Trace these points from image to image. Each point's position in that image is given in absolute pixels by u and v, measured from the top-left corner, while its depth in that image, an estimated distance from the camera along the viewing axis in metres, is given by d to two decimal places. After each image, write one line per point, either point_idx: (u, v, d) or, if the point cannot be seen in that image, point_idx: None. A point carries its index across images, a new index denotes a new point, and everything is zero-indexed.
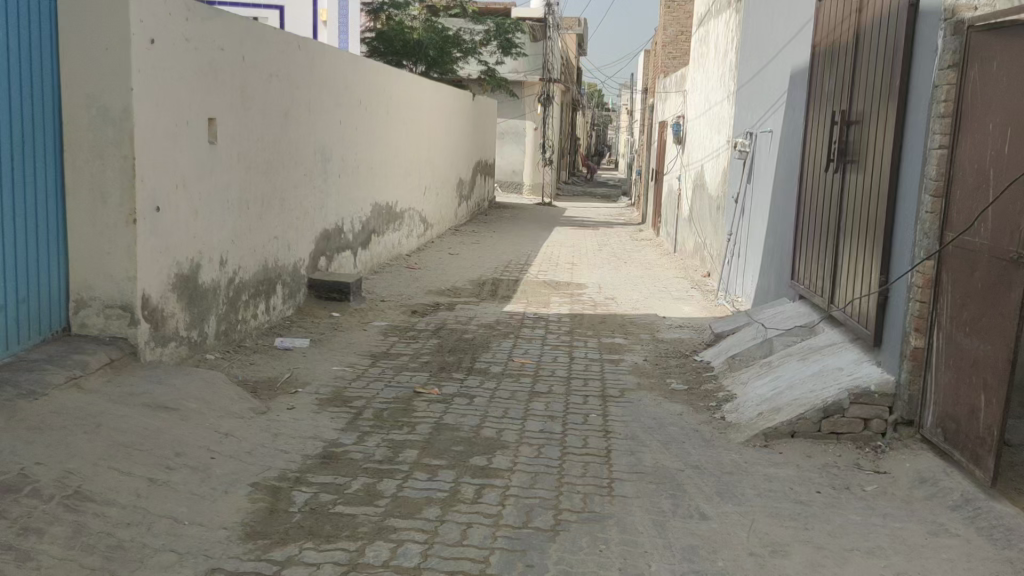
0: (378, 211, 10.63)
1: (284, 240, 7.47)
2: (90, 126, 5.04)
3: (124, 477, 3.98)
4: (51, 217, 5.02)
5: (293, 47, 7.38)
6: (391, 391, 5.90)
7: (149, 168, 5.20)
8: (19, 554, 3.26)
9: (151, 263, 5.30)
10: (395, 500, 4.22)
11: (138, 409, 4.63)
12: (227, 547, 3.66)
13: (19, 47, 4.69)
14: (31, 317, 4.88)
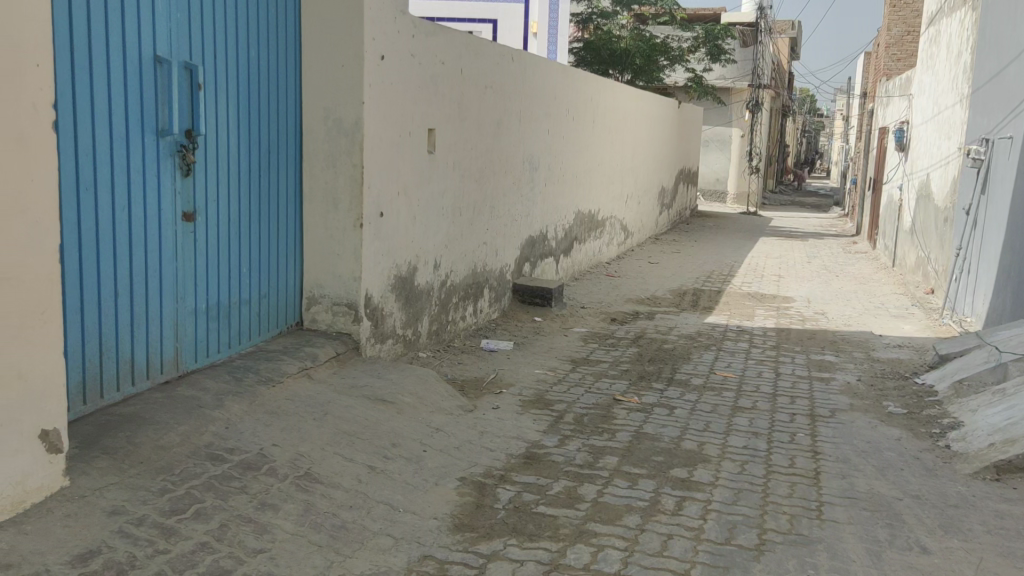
0: (581, 219, 10.78)
1: (492, 245, 7.75)
2: (327, 137, 5.49)
3: (348, 463, 4.30)
4: (291, 221, 5.52)
5: (507, 59, 7.65)
6: (592, 397, 5.96)
7: (376, 176, 5.58)
8: (257, 527, 3.60)
9: (375, 265, 5.68)
10: (595, 505, 4.27)
11: (360, 400, 4.98)
12: (437, 537, 3.86)
13: (270, 65, 5.19)
14: (272, 311, 5.39)
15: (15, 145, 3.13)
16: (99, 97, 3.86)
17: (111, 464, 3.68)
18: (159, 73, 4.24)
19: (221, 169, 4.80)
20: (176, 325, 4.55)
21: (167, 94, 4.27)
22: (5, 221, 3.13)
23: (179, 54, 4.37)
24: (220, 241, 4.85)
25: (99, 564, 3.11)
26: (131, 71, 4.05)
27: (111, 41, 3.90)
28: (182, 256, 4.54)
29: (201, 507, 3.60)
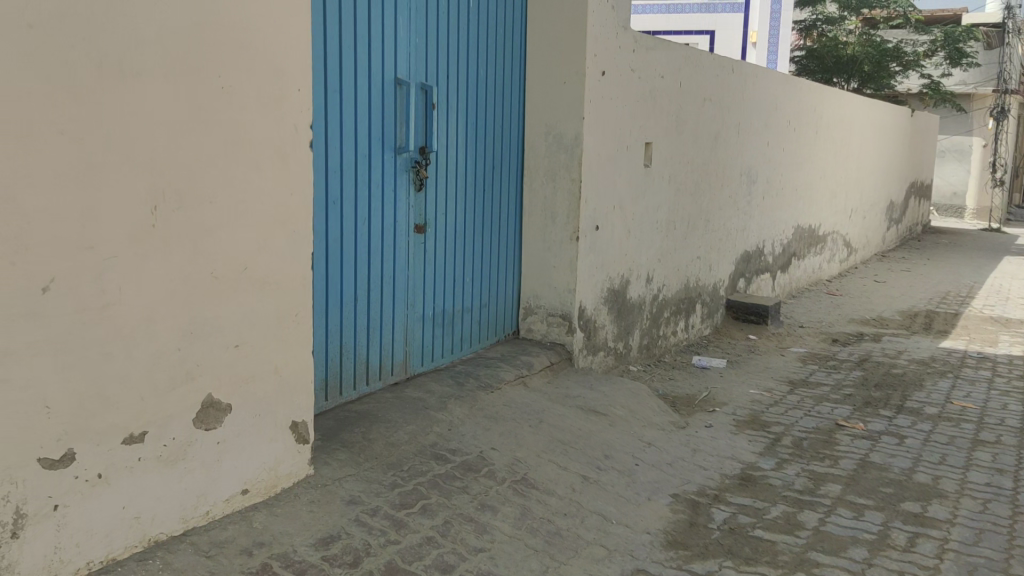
0: (801, 234, 10.34)
1: (706, 260, 7.62)
2: (547, 152, 5.65)
3: (562, 471, 4.37)
4: (510, 233, 5.72)
5: (727, 70, 7.52)
6: (812, 421, 5.69)
7: (593, 190, 5.66)
8: (477, 526, 3.75)
9: (590, 277, 5.77)
10: (817, 534, 4.07)
11: (573, 411, 5.06)
12: (651, 552, 3.83)
13: (496, 84, 5.42)
14: (491, 320, 5.61)
15: (281, 164, 3.48)
16: (348, 118, 4.19)
17: (349, 457, 3.99)
18: (398, 94, 4.55)
19: (450, 184, 5.07)
20: (406, 330, 4.85)
21: (405, 114, 4.58)
22: (271, 233, 3.48)
23: (417, 76, 4.67)
24: (447, 252, 5.12)
25: (338, 548, 3.36)
26: (376, 94, 4.37)
27: (360, 66, 4.24)
28: (413, 265, 4.83)
29: (427, 503, 3.80)
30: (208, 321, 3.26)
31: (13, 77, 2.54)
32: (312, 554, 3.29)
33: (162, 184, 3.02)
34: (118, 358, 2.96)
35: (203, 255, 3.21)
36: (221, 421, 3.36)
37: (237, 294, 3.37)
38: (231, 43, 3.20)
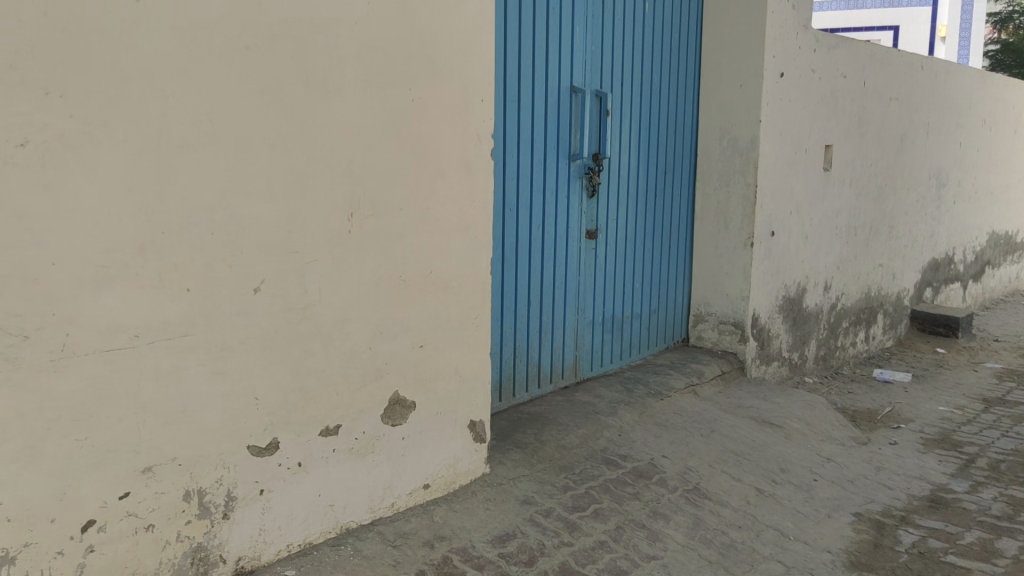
0: (996, 241, 9.60)
1: (890, 267, 7.23)
2: (721, 156, 5.55)
3: (736, 483, 4.27)
4: (681, 239, 5.67)
5: (916, 67, 7.11)
6: (1011, 442, 5.28)
7: (769, 194, 5.50)
8: (650, 533, 3.71)
9: (764, 285, 5.61)
10: (1021, 564, 3.76)
11: (747, 421, 4.93)
12: (832, 571, 3.66)
13: (670, 89, 5.38)
14: (659, 326, 5.58)
15: (464, 171, 3.61)
16: (525, 126, 4.28)
17: (522, 458, 4.08)
18: (574, 102, 4.60)
19: (622, 190, 5.08)
20: (576, 335, 4.89)
21: (580, 120, 4.63)
22: (455, 238, 3.62)
23: (592, 83, 4.71)
24: (617, 258, 5.12)
25: (515, 546, 3.44)
26: (552, 102, 4.45)
27: (537, 75, 4.32)
28: (585, 271, 4.87)
29: (599, 508, 3.81)
30: (396, 322, 3.43)
31: (232, 95, 2.78)
32: (490, 550, 3.38)
33: (357, 192, 3.21)
34: (316, 354, 3.16)
35: (393, 259, 3.38)
36: (406, 418, 3.52)
37: (423, 296, 3.52)
38: (421, 57, 3.35)
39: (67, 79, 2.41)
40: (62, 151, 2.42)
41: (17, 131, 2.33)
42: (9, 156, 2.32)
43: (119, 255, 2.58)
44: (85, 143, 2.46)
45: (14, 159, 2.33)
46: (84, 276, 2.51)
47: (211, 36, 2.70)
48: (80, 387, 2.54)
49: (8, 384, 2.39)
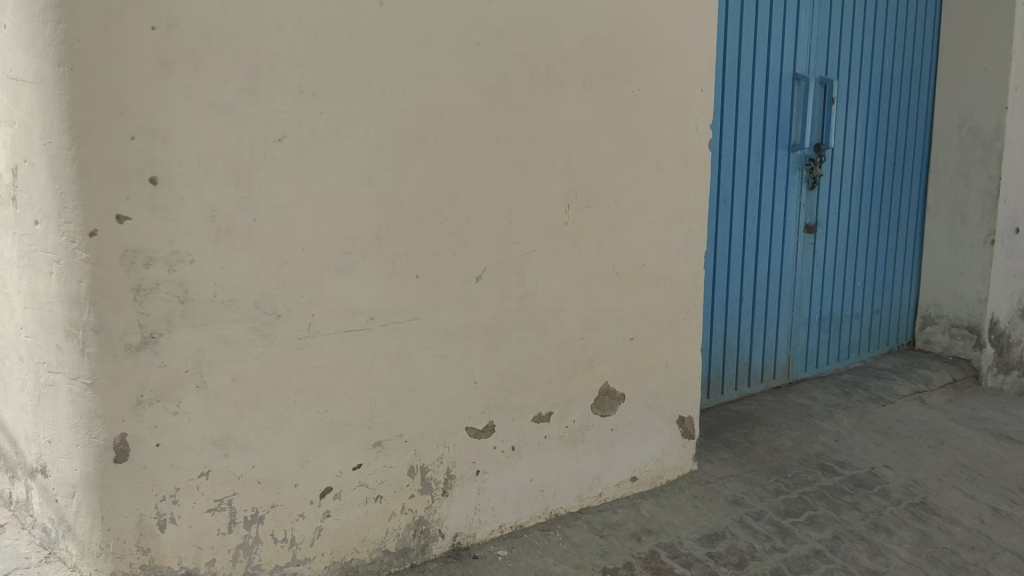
0: None
1: None
2: (960, 146, 5.14)
3: (969, 500, 3.88)
4: (909, 235, 5.33)
5: None
6: None
7: (1015, 186, 5.04)
8: (870, 546, 3.44)
9: (1006, 287, 5.15)
10: None
11: (982, 434, 4.54)
12: None
13: (903, 74, 5.04)
14: (880, 327, 5.31)
15: (681, 163, 3.56)
16: (742, 116, 4.15)
17: (731, 457, 3.99)
18: (796, 90, 4.41)
19: (846, 182, 4.81)
20: (791, 333, 4.71)
21: (802, 109, 4.43)
22: (670, 230, 3.58)
23: (818, 69, 4.49)
24: (838, 254, 4.87)
25: (723, 546, 3.34)
26: (775, 91, 4.29)
27: (757, 62, 4.16)
28: (802, 267, 4.67)
29: (814, 515, 3.63)
30: (609, 313, 3.45)
31: (461, 90, 2.89)
32: (698, 548, 3.31)
33: (575, 184, 3.25)
34: (531, 343, 3.24)
35: (607, 251, 3.39)
36: (615, 410, 3.53)
37: (636, 290, 3.52)
38: (641, 48, 3.33)
39: (319, 79, 2.61)
40: (313, 146, 2.63)
41: (275, 127, 2.56)
42: (268, 150, 2.56)
43: (358, 242, 2.77)
44: (332, 138, 2.66)
45: (272, 153, 2.57)
46: (328, 262, 2.72)
47: (444, 34, 2.82)
48: (321, 364, 2.76)
49: (262, 358, 2.66)
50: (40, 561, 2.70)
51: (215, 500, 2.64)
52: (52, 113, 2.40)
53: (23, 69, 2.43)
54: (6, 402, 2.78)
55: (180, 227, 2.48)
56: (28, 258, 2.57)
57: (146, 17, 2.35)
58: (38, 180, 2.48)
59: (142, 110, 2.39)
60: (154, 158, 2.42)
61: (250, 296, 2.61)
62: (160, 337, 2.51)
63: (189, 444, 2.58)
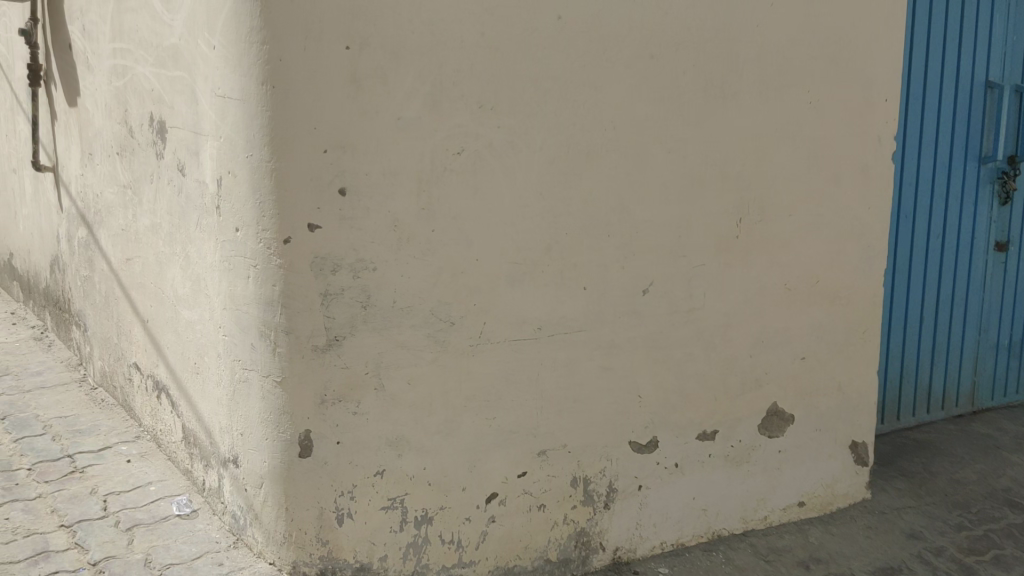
0: None
1: None
2: None
3: None
4: None
5: None
6: None
7: None
8: None
9: None
10: None
11: None
12: None
13: None
14: None
15: (860, 176, 3.40)
16: (928, 126, 3.92)
17: (907, 488, 3.77)
18: (988, 99, 4.13)
19: None
20: (976, 359, 4.40)
21: (995, 119, 4.14)
22: (846, 246, 3.42)
23: (1014, 76, 4.19)
24: None
25: None
26: (964, 100, 4.03)
27: (946, 69, 3.93)
28: (991, 288, 4.35)
29: (1001, 554, 3.35)
30: (779, 331, 3.33)
31: (635, 103, 2.89)
32: None
33: (747, 197, 3.17)
34: (698, 358, 3.17)
35: (779, 267, 3.28)
36: (783, 431, 3.40)
37: (808, 307, 3.38)
38: (821, 56, 3.21)
39: (497, 93, 2.67)
40: (489, 159, 2.70)
41: (455, 141, 2.65)
42: (447, 163, 2.65)
43: (530, 253, 2.81)
44: (507, 150, 2.72)
45: (451, 166, 2.65)
46: (500, 271, 2.78)
47: (620, 47, 2.83)
48: (491, 372, 2.81)
49: (435, 364, 2.74)
50: (229, 545, 2.86)
51: (388, 498, 2.75)
52: (255, 128, 2.58)
53: (230, 87, 2.62)
54: (203, 395, 3.00)
55: (365, 236, 2.61)
56: (228, 261, 2.76)
57: (341, 36, 2.49)
58: (239, 190, 2.66)
59: (335, 124, 2.53)
60: (344, 169, 2.56)
61: (426, 303, 2.70)
62: (344, 340, 2.65)
63: (366, 443, 2.71)
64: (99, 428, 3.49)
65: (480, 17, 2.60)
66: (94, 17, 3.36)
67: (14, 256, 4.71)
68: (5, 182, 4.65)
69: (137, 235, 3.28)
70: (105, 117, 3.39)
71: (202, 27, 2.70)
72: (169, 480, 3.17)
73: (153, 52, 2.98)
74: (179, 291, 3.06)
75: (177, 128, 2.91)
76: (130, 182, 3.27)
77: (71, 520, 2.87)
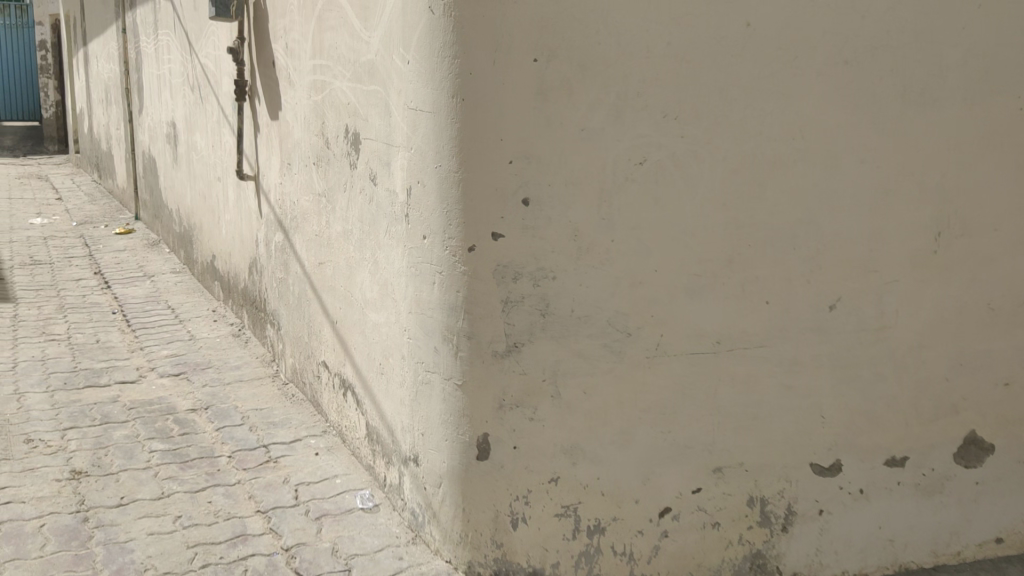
0: None
1: None
2: None
3: None
4: None
5: None
6: None
7: None
8: None
9: None
10: None
11: None
12: None
13: None
14: None
15: None
16: None
17: None
18: None
19: None
20: None
21: None
22: None
23: None
24: None
25: None
26: None
27: None
28: None
29: None
30: (979, 354, 3.09)
31: (828, 111, 2.74)
32: None
33: (948, 210, 2.95)
34: (887, 380, 2.99)
35: (982, 285, 3.04)
36: (981, 461, 3.16)
37: (1014, 329, 3.11)
38: None
39: (682, 102, 2.62)
40: (672, 169, 2.65)
41: (637, 151, 2.63)
42: (629, 173, 2.63)
43: (711, 265, 2.74)
44: (691, 161, 2.66)
45: (633, 176, 2.64)
46: (679, 283, 2.73)
47: (813, 53, 2.69)
48: (667, 385, 2.77)
49: (612, 374, 2.74)
50: (408, 540, 2.98)
51: (561, 505, 2.77)
52: (444, 140, 2.67)
53: (422, 100, 2.73)
54: (387, 394, 3.14)
55: (546, 245, 2.65)
56: (415, 267, 2.87)
57: (530, 49, 2.53)
58: (427, 200, 2.77)
59: (521, 136, 2.59)
60: (528, 180, 2.61)
61: (604, 313, 2.70)
62: (523, 346, 2.70)
63: (542, 449, 2.74)
64: (290, 421, 3.72)
65: (667, 26, 2.56)
66: (297, 35, 3.59)
67: (217, 258, 5.11)
68: (212, 190, 5.05)
69: (330, 240, 3.48)
70: (304, 129, 3.61)
71: (397, 44, 2.82)
72: (353, 474, 3.33)
73: (351, 67, 3.15)
74: (367, 294, 3.21)
75: (371, 139, 3.06)
76: (325, 190, 3.47)
77: (266, 507, 3.08)
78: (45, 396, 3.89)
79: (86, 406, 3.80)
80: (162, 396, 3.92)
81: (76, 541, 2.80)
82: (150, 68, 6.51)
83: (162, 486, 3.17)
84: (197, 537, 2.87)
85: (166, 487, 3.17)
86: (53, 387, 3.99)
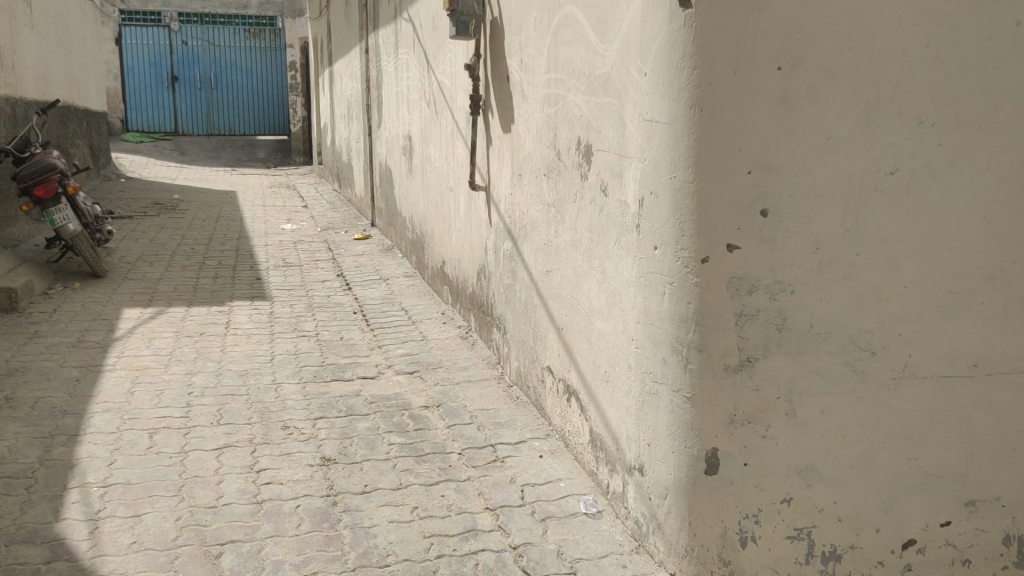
0: None
1: None
2: None
3: None
4: None
5: None
6: None
7: None
8: None
9: None
10: None
11: None
12: None
13: None
14: None
15: None
16: None
17: None
18: None
19: None
20: None
21: None
22: None
23: None
24: None
25: None
26: None
27: None
28: None
29: None
30: None
31: None
32: None
33: None
34: None
35: None
36: None
37: None
38: None
39: (940, 109, 2.46)
40: (927, 180, 2.50)
41: (887, 161, 2.49)
42: (877, 184, 2.50)
43: (968, 282, 2.57)
44: (949, 171, 2.50)
45: (881, 188, 2.50)
46: (931, 301, 2.57)
47: None
48: (914, 408, 2.61)
49: (853, 395, 2.60)
50: (632, 549, 2.99)
51: (794, 528, 2.67)
52: (680, 150, 2.63)
53: (658, 112, 2.73)
54: (613, 401, 3.17)
55: (785, 258, 2.56)
56: (645, 277, 2.88)
57: (775, 57, 2.45)
58: (660, 210, 2.76)
59: (760, 146, 2.51)
60: (767, 190, 2.52)
61: (846, 330, 2.58)
62: (757, 361, 2.61)
63: (776, 469, 2.65)
64: (515, 422, 3.85)
65: (926, 28, 2.41)
66: (533, 51, 3.71)
67: (447, 263, 5.37)
68: (444, 199, 5.33)
69: (558, 249, 3.56)
70: (536, 142, 3.73)
71: (634, 56, 2.85)
72: (576, 478, 3.40)
73: (586, 80, 3.22)
74: (594, 302, 3.26)
75: (603, 151, 3.11)
76: (555, 201, 3.57)
77: (495, 504, 3.20)
78: (299, 387, 4.27)
79: (332, 398, 4.13)
80: (398, 392, 4.19)
81: (326, 523, 3.05)
82: (389, 85, 6.98)
83: (401, 477, 3.39)
84: (434, 529, 3.04)
85: (405, 478, 3.38)
86: (305, 379, 4.37)
